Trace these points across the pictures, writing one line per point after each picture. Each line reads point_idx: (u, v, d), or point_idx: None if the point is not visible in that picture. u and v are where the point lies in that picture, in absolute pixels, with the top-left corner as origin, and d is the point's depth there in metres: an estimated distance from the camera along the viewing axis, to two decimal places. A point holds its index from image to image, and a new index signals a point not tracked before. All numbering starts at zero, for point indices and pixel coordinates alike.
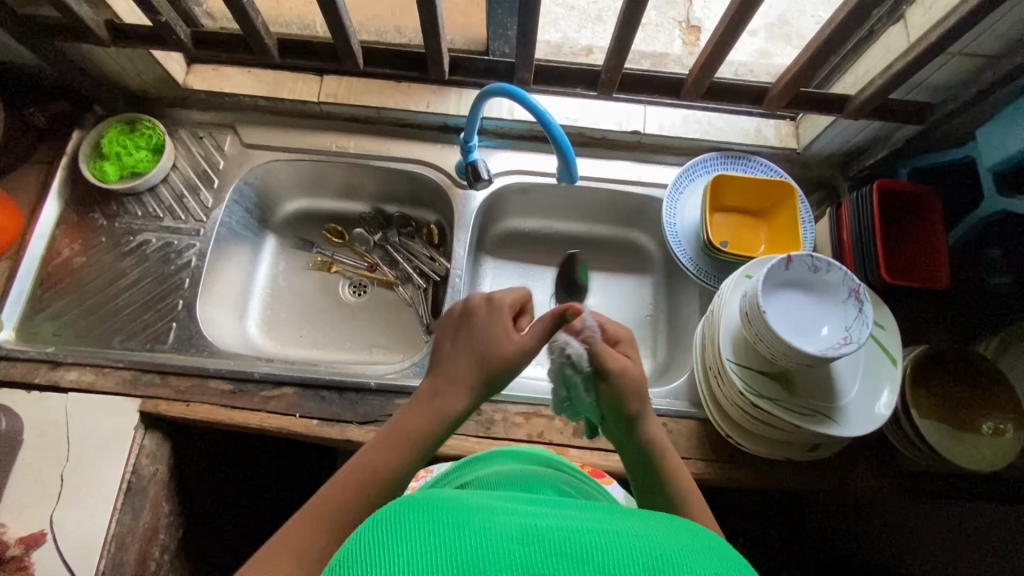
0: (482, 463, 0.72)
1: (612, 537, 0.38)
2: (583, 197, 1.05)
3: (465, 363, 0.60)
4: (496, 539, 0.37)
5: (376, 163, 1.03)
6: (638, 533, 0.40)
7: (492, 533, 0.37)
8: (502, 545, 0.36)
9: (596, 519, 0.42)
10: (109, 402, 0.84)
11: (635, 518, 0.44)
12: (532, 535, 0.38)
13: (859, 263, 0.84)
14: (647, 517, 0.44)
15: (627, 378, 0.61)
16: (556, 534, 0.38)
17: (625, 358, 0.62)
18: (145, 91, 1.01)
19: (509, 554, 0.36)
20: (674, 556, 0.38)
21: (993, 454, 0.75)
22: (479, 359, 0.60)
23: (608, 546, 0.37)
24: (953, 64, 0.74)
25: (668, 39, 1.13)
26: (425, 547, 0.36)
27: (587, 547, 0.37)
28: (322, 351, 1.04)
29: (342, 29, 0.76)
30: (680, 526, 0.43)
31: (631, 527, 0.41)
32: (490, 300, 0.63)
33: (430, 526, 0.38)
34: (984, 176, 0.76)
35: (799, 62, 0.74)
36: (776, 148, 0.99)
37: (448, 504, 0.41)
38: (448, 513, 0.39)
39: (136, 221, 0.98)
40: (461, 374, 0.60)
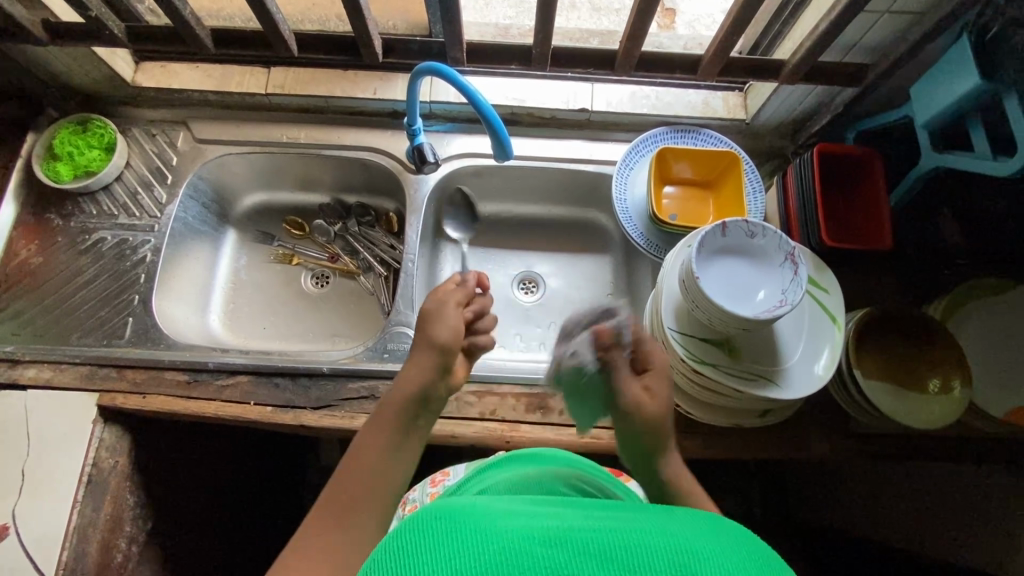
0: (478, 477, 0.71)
1: (637, 538, 0.37)
2: (536, 178, 1.06)
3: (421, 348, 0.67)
4: (516, 542, 0.36)
5: (328, 152, 1.03)
6: (666, 530, 0.38)
7: (511, 537, 0.36)
8: (525, 550, 0.36)
9: (618, 517, 0.40)
10: (69, 396, 0.85)
11: (657, 512, 0.42)
12: (555, 539, 0.37)
13: (803, 229, 0.84)
14: (673, 511, 0.42)
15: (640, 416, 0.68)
16: (578, 536, 0.37)
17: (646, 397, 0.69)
18: (97, 91, 1.02)
19: (531, 556, 0.35)
20: (699, 552, 0.36)
21: (939, 411, 0.75)
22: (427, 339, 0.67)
23: (632, 545, 0.36)
24: (882, 23, 0.74)
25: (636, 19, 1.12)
26: (444, 559, 0.35)
27: (610, 550, 0.36)
28: (284, 342, 1.05)
29: (269, 16, 0.76)
30: (709, 521, 0.41)
31: (651, 523, 0.39)
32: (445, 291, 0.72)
33: (442, 534, 0.37)
34: (919, 134, 0.76)
35: (724, 28, 0.75)
36: (724, 119, 0.99)
37: (465, 509, 0.40)
38: (466, 519, 0.39)
39: (91, 220, 0.99)
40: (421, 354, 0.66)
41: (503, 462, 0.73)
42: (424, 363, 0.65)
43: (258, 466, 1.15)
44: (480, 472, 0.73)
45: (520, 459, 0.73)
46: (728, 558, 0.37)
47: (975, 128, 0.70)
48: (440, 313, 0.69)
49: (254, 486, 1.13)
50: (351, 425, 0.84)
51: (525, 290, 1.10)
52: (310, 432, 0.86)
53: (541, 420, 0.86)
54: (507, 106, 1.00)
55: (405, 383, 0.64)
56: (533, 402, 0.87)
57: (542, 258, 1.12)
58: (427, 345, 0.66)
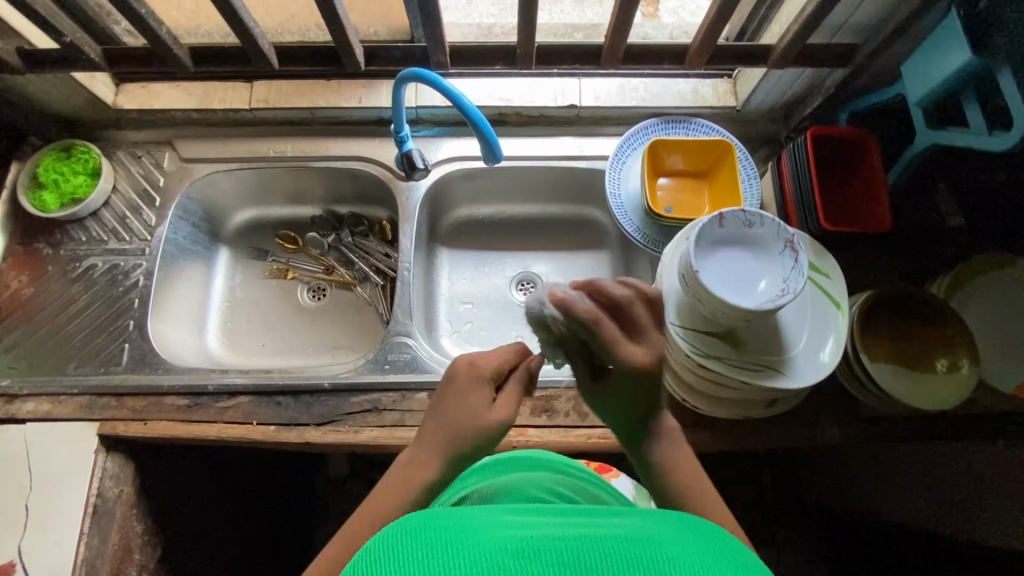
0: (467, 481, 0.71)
1: (614, 544, 0.36)
2: (529, 177, 1.04)
3: (437, 441, 0.56)
4: (488, 556, 0.35)
5: (316, 164, 1.02)
6: (641, 536, 0.37)
7: (486, 553, 0.35)
8: (499, 563, 0.34)
9: (597, 524, 0.40)
10: (70, 427, 0.85)
11: (634, 516, 0.42)
12: (534, 548, 0.36)
13: (801, 214, 0.83)
14: (650, 515, 0.42)
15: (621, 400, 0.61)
16: (555, 547, 0.36)
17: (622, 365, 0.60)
18: (78, 115, 1.01)
19: (503, 570, 0.34)
20: (675, 555, 0.36)
21: (950, 391, 0.75)
22: (451, 429, 0.56)
23: (609, 555, 0.35)
24: (869, 2, 0.73)
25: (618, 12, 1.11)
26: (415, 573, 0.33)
27: (587, 557, 0.35)
28: (283, 358, 1.04)
29: (246, 31, 0.75)
30: (684, 522, 0.41)
31: (632, 530, 0.38)
32: (474, 366, 0.60)
33: (419, 546, 0.36)
34: (913, 112, 0.76)
35: (710, 16, 0.74)
36: (714, 107, 0.98)
37: (438, 523, 0.39)
38: (440, 534, 0.37)
39: (81, 247, 0.97)
40: (437, 444, 0.56)
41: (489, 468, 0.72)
42: (438, 461, 0.55)
43: (267, 486, 1.14)
44: (459, 480, 0.71)
45: (507, 467, 0.72)
46: (706, 562, 0.36)
47: (969, 103, 0.70)
48: (479, 411, 0.57)
49: (264, 506, 1.12)
50: (356, 439, 0.83)
51: (523, 291, 1.09)
52: (315, 449, 0.85)
53: (547, 423, 0.85)
54: (495, 106, 0.99)
55: (412, 483, 0.54)
56: (538, 405, 0.86)
57: (539, 257, 1.11)
58: (450, 442, 0.56)
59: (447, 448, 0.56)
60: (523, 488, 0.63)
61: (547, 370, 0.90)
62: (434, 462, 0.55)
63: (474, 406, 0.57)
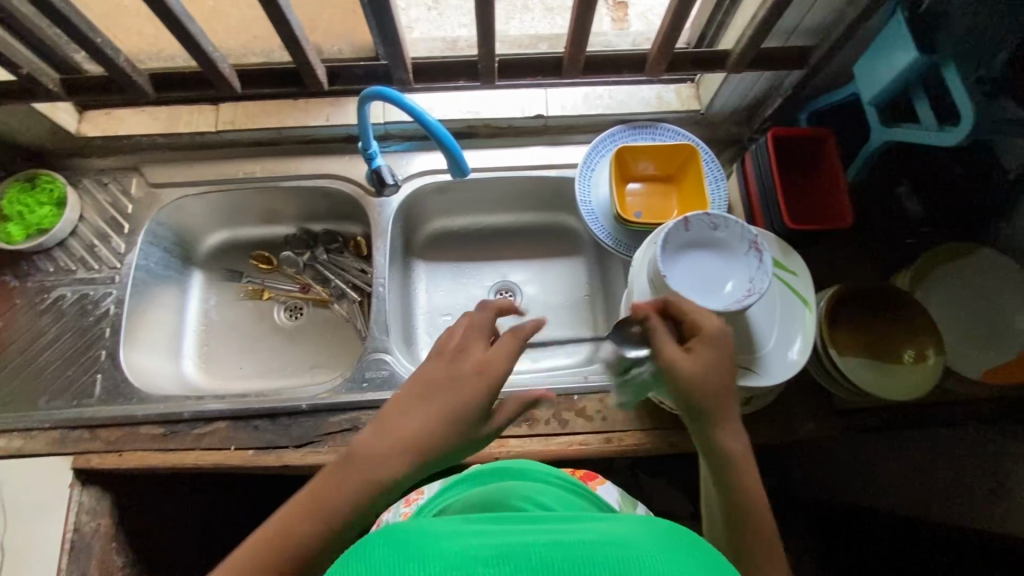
0: (454, 492, 0.71)
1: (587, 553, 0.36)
2: (501, 188, 1.05)
3: (415, 438, 0.49)
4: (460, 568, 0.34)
5: (286, 183, 1.02)
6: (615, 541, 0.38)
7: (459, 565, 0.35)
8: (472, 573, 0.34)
9: (571, 531, 0.40)
10: (42, 462, 0.83)
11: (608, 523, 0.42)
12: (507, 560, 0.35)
13: (765, 214, 0.85)
14: (626, 521, 0.42)
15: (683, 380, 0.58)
16: (528, 556, 0.36)
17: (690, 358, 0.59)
18: (42, 145, 0.99)
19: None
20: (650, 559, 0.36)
21: (917, 380, 0.76)
22: (435, 436, 0.50)
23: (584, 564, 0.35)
24: (819, 4, 0.75)
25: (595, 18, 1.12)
26: None
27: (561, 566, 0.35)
28: (262, 380, 1.03)
29: (205, 56, 0.75)
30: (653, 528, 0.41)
31: (606, 536, 0.39)
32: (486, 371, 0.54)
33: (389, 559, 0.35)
34: (867, 111, 0.78)
35: (665, 23, 0.75)
36: (679, 112, 1.00)
37: (408, 536, 0.38)
38: (412, 546, 0.37)
39: (49, 278, 0.96)
40: (412, 444, 0.49)
41: (467, 484, 0.72)
42: (398, 462, 0.48)
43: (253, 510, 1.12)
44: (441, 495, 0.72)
45: (492, 477, 0.73)
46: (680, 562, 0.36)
47: (919, 101, 0.71)
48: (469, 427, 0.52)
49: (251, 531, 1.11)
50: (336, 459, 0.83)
51: (502, 300, 1.09)
52: (295, 471, 0.84)
53: (528, 433, 0.85)
54: (463, 119, 1.00)
55: (359, 474, 0.47)
56: (519, 415, 0.86)
57: (517, 266, 1.11)
58: (424, 450, 0.50)
59: (421, 447, 0.49)
60: (504, 498, 0.63)
61: (526, 380, 0.90)
62: (398, 463, 0.48)
63: (475, 403, 0.52)
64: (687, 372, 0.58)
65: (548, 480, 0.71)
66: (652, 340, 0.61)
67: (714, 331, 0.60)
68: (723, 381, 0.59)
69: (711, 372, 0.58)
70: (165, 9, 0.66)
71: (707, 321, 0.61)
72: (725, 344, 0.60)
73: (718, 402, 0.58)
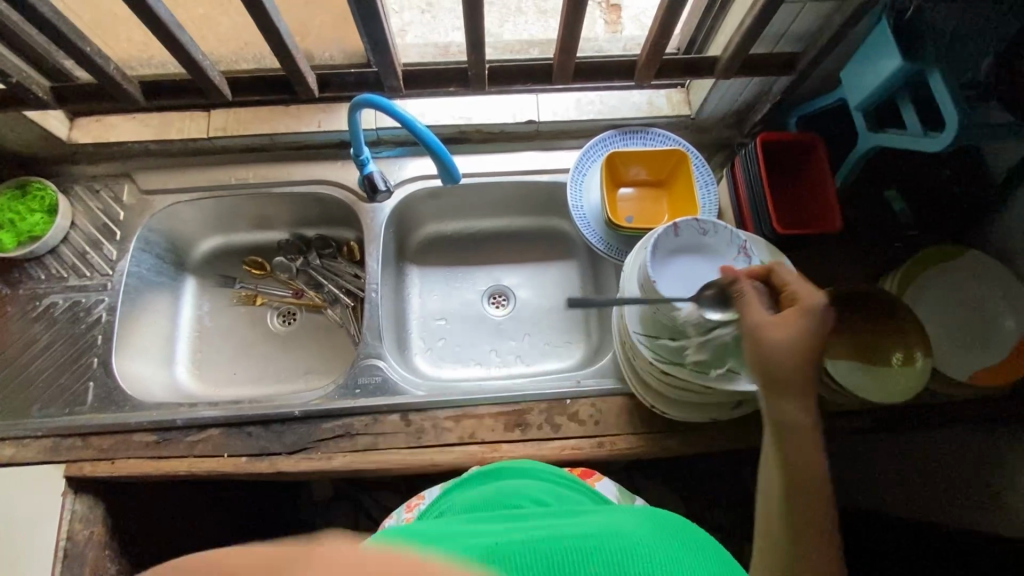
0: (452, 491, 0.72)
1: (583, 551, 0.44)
2: (493, 192, 1.05)
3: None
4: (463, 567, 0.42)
5: (279, 189, 1.02)
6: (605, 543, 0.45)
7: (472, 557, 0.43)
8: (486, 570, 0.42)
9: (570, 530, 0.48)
10: (35, 470, 0.83)
11: (600, 521, 0.50)
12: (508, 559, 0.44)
13: (755, 219, 0.85)
14: (615, 521, 0.51)
15: (769, 343, 0.56)
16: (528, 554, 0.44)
17: (782, 324, 0.57)
18: (33, 152, 0.99)
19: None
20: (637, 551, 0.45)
21: (906, 383, 0.77)
22: None
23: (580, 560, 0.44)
24: (807, 11, 0.76)
25: (589, 22, 1.12)
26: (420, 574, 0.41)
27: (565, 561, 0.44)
28: (255, 386, 1.03)
29: (195, 64, 0.75)
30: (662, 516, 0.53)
31: (596, 531, 0.48)
32: None
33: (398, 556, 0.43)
34: (855, 116, 0.78)
35: (654, 31, 0.76)
36: (669, 117, 1.00)
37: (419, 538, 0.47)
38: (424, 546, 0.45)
39: (40, 285, 0.96)
40: None
41: (462, 486, 0.73)
42: None
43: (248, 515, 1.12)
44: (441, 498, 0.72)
45: (489, 479, 0.73)
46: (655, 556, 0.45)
47: (905, 107, 0.72)
48: None
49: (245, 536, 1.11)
50: (330, 465, 0.83)
51: (495, 304, 1.09)
52: (288, 478, 0.84)
53: (520, 437, 0.85)
54: (455, 125, 1.01)
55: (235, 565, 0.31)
56: (511, 420, 0.85)
57: (510, 270, 1.12)
58: None
59: None
60: (502, 496, 0.64)
61: (520, 384, 0.90)
62: None
63: None
64: (770, 338, 0.56)
65: (546, 474, 0.72)
66: (740, 302, 0.61)
67: (814, 305, 0.57)
68: (808, 361, 0.55)
69: (796, 346, 0.55)
70: (153, 18, 0.66)
71: (808, 296, 0.59)
72: (824, 323, 0.57)
73: (800, 383, 0.55)
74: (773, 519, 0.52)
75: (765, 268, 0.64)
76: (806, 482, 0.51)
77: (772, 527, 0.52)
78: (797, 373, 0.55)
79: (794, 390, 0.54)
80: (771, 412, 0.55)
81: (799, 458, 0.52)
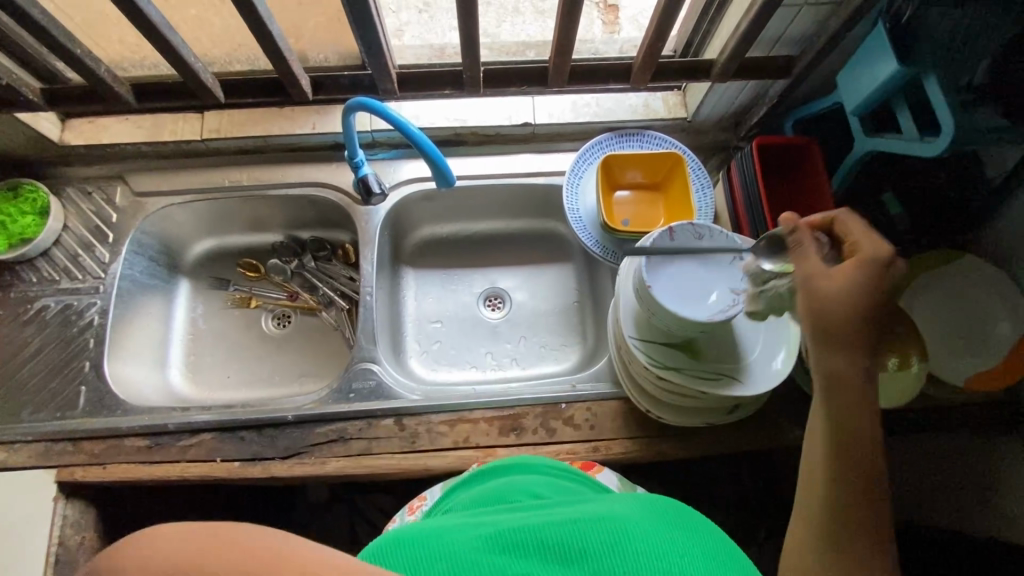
0: (461, 486, 0.73)
1: (587, 528, 0.48)
2: (489, 195, 1.05)
3: None
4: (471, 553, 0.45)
5: (273, 192, 1.01)
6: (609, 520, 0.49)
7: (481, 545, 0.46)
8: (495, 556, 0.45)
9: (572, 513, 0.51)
10: (26, 475, 0.83)
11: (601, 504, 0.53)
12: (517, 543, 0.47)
13: (751, 222, 0.85)
14: (615, 502, 0.54)
15: (823, 294, 0.54)
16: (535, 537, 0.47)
17: (838, 275, 0.54)
18: (24, 154, 0.98)
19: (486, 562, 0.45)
20: (639, 528, 0.48)
21: (901, 388, 0.78)
22: None
23: (588, 536, 0.47)
24: (803, 15, 0.75)
25: (588, 21, 1.12)
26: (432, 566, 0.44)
27: (572, 540, 0.47)
28: (249, 389, 1.02)
29: (187, 67, 0.74)
30: (659, 502, 0.54)
31: (597, 512, 0.51)
32: None
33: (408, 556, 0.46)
34: (851, 120, 0.78)
35: (649, 35, 0.75)
36: (665, 119, 1.00)
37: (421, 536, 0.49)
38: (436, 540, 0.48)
39: (32, 288, 0.95)
40: None
41: (458, 487, 0.72)
42: None
43: None
44: (445, 497, 0.72)
45: (494, 475, 0.72)
46: (657, 532, 0.48)
47: (901, 110, 0.72)
48: None
49: None
50: (323, 470, 0.83)
51: (491, 306, 1.09)
52: (281, 482, 0.84)
53: (515, 442, 0.84)
54: (450, 127, 1.00)
55: None
56: (506, 424, 0.85)
57: (506, 272, 1.11)
58: None
59: None
60: (505, 491, 0.64)
61: (515, 388, 0.89)
62: None
63: None
64: (822, 289, 0.54)
65: (549, 469, 0.71)
66: (794, 254, 0.58)
67: (873, 255, 0.54)
68: (864, 313, 0.53)
69: (850, 297, 0.53)
70: (144, 20, 0.65)
71: (870, 246, 0.55)
72: (883, 273, 0.54)
73: (853, 335, 0.53)
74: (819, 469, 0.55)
75: (823, 218, 0.59)
76: (853, 435, 0.53)
77: (817, 474, 0.55)
78: (852, 325, 0.53)
79: (846, 338, 0.53)
80: (819, 366, 0.55)
81: (843, 414, 0.53)
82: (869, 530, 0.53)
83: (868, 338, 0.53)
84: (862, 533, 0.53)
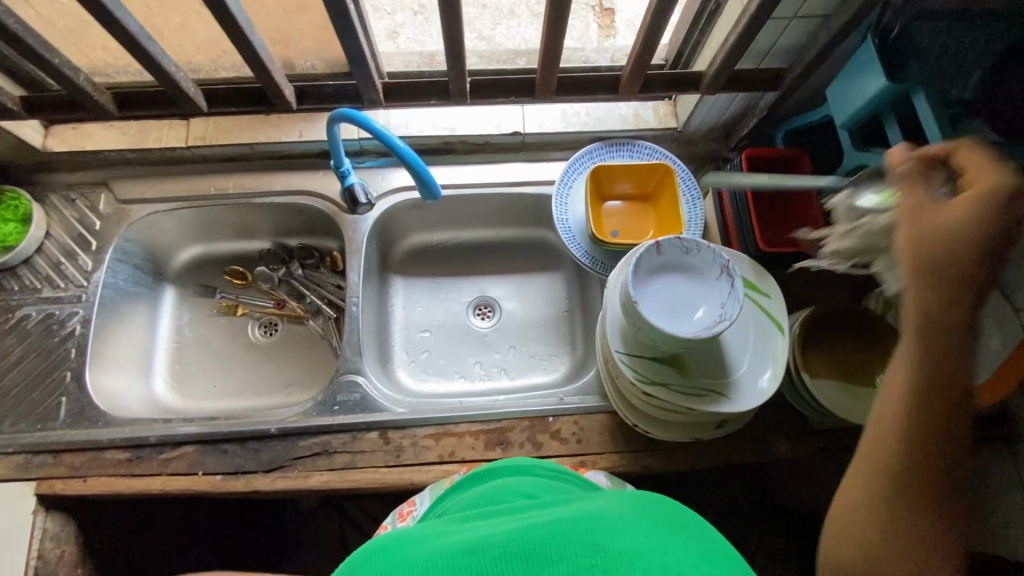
0: (454, 489, 0.71)
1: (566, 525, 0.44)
2: (478, 203, 1.04)
3: None
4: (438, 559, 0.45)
5: (259, 200, 1.00)
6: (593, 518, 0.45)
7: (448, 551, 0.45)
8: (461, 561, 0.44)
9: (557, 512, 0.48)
10: (5, 488, 0.82)
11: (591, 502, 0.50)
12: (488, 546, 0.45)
13: (740, 236, 0.84)
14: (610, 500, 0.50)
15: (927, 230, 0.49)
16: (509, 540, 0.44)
17: (953, 210, 0.49)
18: (6, 160, 0.97)
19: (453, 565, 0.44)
20: (623, 524, 0.44)
21: None
22: None
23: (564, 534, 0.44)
24: (793, 27, 0.75)
25: (583, 25, 1.10)
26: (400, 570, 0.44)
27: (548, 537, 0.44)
28: (235, 399, 1.01)
29: (167, 76, 0.73)
30: (654, 502, 0.50)
31: (583, 509, 0.48)
32: None
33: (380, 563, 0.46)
34: (840, 134, 0.78)
35: (637, 47, 0.75)
36: (656, 129, 0.99)
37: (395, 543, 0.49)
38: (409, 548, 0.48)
39: (13, 296, 0.94)
40: None
41: (443, 498, 0.71)
42: None
43: None
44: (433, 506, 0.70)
45: (488, 475, 0.70)
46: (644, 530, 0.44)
47: (889, 125, 0.72)
48: None
49: None
50: (306, 484, 0.82)
51: (480, 315, 1.08)
52: (264, 496, 0.83)
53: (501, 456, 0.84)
54: (438, 136, 0.99)
55: None
56: (492, 438, 0.84)
57: (495, 281, 1.10)
58: None
59: None
60: (497, 493, 0.63)
61: (502, 401, 0.89)
62: None
63: None
64: (929, 225, 0.49)
65: (543, 470, 0.69)
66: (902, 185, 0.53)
67: (996, 186, 0.47)
68: (975, 252, 0.48)
69: (960, 234, 0.48)
70: (122, 31, 0.64)
71: (995, 175, 0.48)
72: (1009, 207, 0.47)
73: (957, 274, 0.48)
74: (892, 423, 0.50)
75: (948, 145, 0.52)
76: (938, 388, 0.49)
77: (885, 434, 0.51)
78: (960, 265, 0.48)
79: (955, 275, 0.48)
80: (914, 305, 0.50)
81: (931, 364, 0.49)
82: (941, 496, 0.49)
83: (979, 278, 0.48)
84: (930, 498, 0.49)
